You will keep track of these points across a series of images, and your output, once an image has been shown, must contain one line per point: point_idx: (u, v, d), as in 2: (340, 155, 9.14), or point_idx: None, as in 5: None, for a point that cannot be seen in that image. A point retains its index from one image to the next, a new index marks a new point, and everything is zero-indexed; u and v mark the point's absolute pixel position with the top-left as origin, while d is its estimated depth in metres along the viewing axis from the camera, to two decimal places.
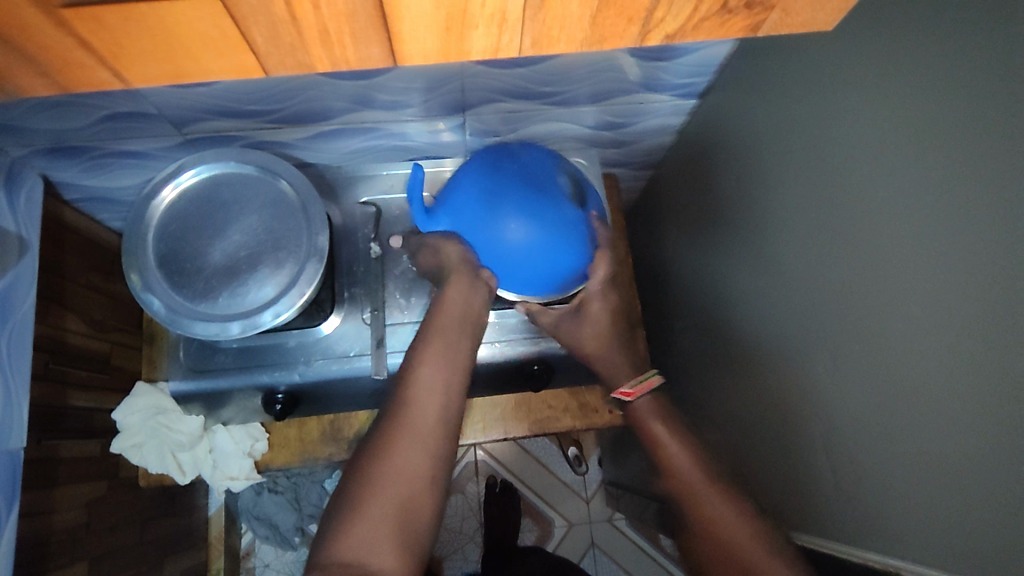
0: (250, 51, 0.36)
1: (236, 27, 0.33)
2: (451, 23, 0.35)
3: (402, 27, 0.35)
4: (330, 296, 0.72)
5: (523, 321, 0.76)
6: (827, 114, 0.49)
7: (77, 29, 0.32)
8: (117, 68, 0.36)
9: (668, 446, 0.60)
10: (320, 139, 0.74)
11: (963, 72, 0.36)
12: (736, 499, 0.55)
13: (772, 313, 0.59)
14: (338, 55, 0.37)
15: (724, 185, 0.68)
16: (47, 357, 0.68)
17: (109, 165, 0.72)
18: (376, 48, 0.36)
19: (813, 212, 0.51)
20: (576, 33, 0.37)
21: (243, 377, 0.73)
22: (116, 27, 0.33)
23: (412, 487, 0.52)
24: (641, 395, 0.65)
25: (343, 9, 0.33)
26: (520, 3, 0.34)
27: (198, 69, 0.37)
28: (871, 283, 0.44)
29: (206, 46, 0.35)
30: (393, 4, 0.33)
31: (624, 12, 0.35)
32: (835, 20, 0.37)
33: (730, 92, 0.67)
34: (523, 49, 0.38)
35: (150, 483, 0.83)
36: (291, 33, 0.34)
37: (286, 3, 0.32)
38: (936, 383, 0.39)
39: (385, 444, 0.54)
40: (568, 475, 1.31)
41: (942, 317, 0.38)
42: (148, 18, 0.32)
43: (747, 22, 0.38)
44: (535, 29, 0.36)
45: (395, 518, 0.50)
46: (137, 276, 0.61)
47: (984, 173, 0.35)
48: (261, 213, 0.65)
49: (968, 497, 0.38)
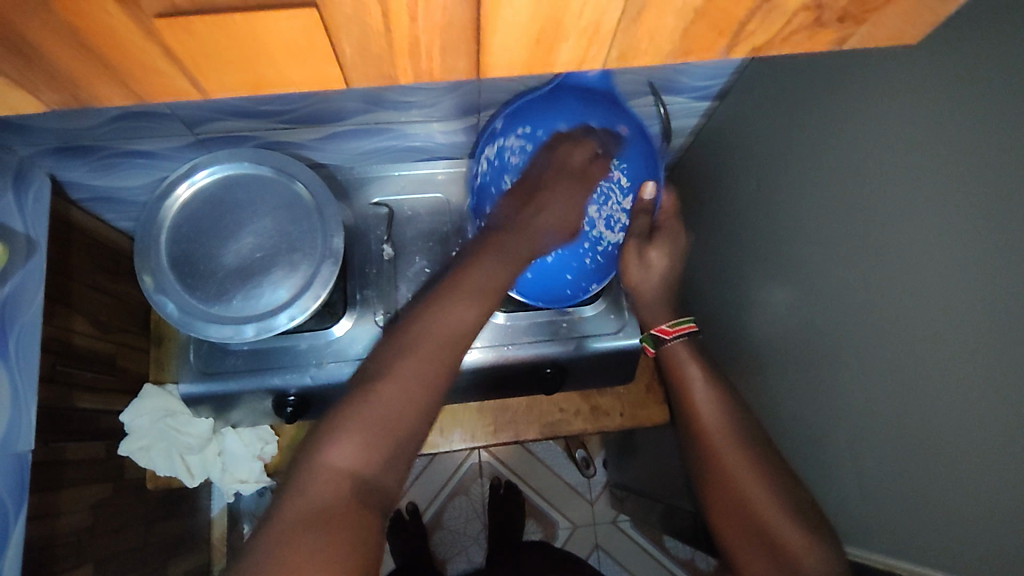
0: (335, 62, 0.32)
1: (328, 38, 0.30)
2: (543, 36, 0.31)
3: (493, 40, 0.31)
4: (341, 297, 0.74)
5: (534, 324, 0.76)
6: (859, 120, 0.49)
7: (165, 39, 0.29)
8: (195, 76, 0.32)
9: (698, 397, 0.63)
10: (332, 139, 0.73)
11: (1003, 81, 0.37)
12: (757, 454, 0.59)
13: (799, 316, 0.59)
14: (422, 67, 0.33)
15: (749, 188, 0.68)
16: (53, 360, 0.67)
17: (116, 165, 0.72)
18: (462, 61, 0.32)
19: (844, 217, 0.52)
20: (663, 45, 0.33)
21: (253, 380, 0.72)
22: (203, 38, 0.29)
23: (416, 396, 0.46)
24: (678, 337, 0.66)
25: (440, 21, 0.29)
26: (617, 15, 0.30)
27: (273, 81, 0.33)
28: (906, 289, 0.45)
29: (287, 56, 0.31)
30: (489, 14, 0.29)
31: (717, 25, 0.31)
32: (926, 34, 0.34)
33: (750, 94, 0.67)
34: (608, 61, 0.34)
35: (157, 486, 0.81)
36: (380, 45, 0.30)
37: (383, 12, 0.28)
38: (978, 388, 0.40)
39: (381, 353, 0.48)
40: (573, 477, 1.31)
41: (984, 324, 0.39)
42: (237, 29, 0.28)
43: (835, 36, 0.34)
44: (626, 42, 0.32)
45: (381, 431, 0.44)
46: (150, 278, 0.61)
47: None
48: (275, 215, 0.65)
49: (1010, 501, 0.38)
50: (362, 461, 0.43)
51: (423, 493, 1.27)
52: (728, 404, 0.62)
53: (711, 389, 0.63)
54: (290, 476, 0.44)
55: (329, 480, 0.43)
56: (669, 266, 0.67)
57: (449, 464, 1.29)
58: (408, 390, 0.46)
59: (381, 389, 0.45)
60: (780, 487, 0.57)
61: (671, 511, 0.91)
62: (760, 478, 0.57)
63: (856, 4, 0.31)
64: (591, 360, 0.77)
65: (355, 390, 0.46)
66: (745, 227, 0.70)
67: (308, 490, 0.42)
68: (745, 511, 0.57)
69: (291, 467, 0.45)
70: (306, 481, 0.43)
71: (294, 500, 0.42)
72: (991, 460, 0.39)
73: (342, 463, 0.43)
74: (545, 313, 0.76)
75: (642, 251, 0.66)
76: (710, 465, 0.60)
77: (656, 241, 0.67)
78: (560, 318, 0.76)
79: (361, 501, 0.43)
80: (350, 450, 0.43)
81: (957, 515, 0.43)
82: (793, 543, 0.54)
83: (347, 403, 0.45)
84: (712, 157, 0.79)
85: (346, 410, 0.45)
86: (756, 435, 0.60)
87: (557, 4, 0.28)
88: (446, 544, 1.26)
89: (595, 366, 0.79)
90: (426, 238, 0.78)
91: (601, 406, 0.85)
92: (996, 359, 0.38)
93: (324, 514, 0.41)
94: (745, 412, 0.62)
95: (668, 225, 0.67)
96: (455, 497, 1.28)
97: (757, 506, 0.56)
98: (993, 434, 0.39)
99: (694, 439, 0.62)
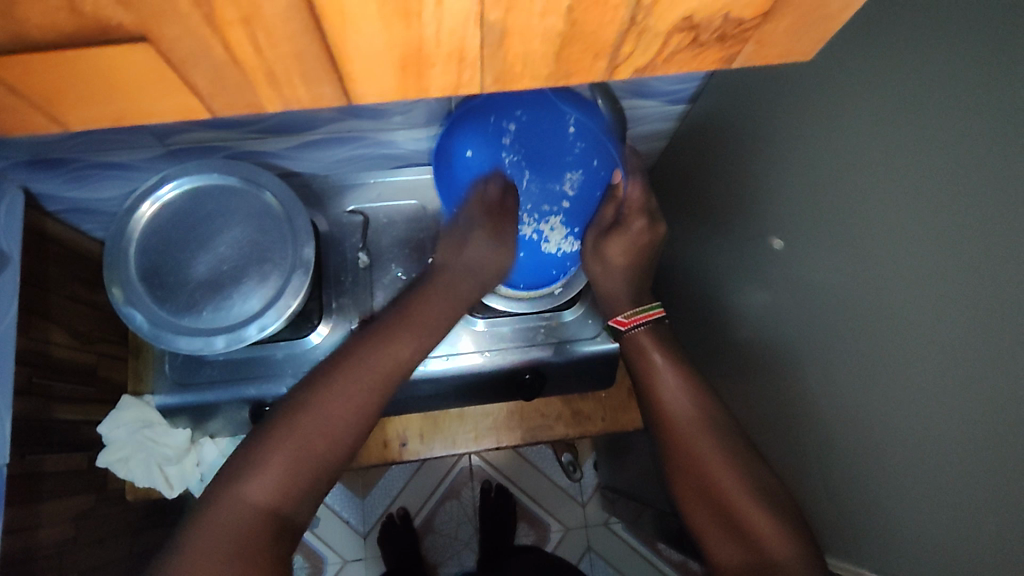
0: (192, 94, 0.31)
1: (175, 71, 0.29)
2: (407, 63, 0.30)
3: (353, 69, 0.30)
4: (318, 306, 0.74)
5: (513, 329, 0.76)
6: (828, 122, 0.48)
7: (5, 77, 0.28)
8: (51, 115, 0.32)
9: (666, 390, 0.63)
10: (307, 148, 0.72)
11: (958, 82, 0.36)
12: (729, 443, 0.58)
13: (773, 320, 0.58)
14: (289, 96, 0.32)
15: (724, 191, 0.68)
16: (30, 372, 0.66)
17: (90, 176, 0.71)
18: (328, 87, 0.32)
19: (815, 222, 0.51)
20: (541, 69, 0.32)
21: (228, 390, 0.72)
22: (44, 75, 0.28)
23: (335, 440, 0.54)
24: (637, 326, 0.68)
25: (289, 51, 0.29)
26: (478, 43, 0.30)
27: (136, 113, 0.32)
28: (871, 294, 0.45)
29: (143, 89, 0.30)
30: (340, 41, 0.28)
31: (589, 48, 0.31)
32: (813, 49, 0.34)
33: (722, 93, 0.66)
34: (485, 87, 0.34)
35: (137, 496, 0.84)
36: (236, 76, 0.30)
37: (224, 45, 0.28)
38: (935, 391, 0.40)
39: (304, 392, 0.56)
40: (564, 481, 1.30)
41: (941, 328, 0.39)
42: (76, 64, 0.28)
43: (719, 55, 0.33)
44: (496, 68, 0.32)
45: (296, 466, 0.52)
46: (119, 290, 0.60)
47: (995, 185, 0.34)
48: (244, 225, 0.64)
49: (966, 500, 0.38)
50: (277, 496, 0.51)
51: (415, 497, 1.27)
52: (703, 395, 0.62)
53: (678, 379, 0.63)
54: (210, 504, 0.51)
55: (247, 511, 0.50)
56: (629, 258, 0.72)
57: (440, 468, 1.29)
58: (326, 432, 0.54)
59: (305, 422, 0.54)
60: (752, 478, 0.55)
61: (660, 514, 0.91)
62: (731, 462, 0.57)
63: (730, 24, 0.31)
64: (572, 363, 0.77)
65: (275, 423, 0.54)
66: (722, 229, 0.70)
67: (226, 517, 0.49)
68: (720, 499, 0.56)
69: (209, 496, 0.51)
70: (224, 510, 0.50)
71: (210, 529, 0.49)
72: (948, 462, 0.39)
73: (258, 496, 0.50)
74: (523, 318, 0.75)
75: (600, 245, 0.72)
76: (682, 454, 0.60)
77: (615, 235, 0.72)
78: (539, 324, 0.76)
79: (276, 530, 0.50)
80: (267, 487, 0.51)
81: (916, 515, 0.43)
82: (761, 527, 0.52)
83: (275, 437, 0.53)
84: (689, 158, 0.78)
85: (274, 441, 0.53)
86: (726, 423, 0.60)
87: (410, 33, 0.28)
88: (437, 548, 1.26)
89: (573, 371, 0.78)
90: (403, 246, 0.78)
91: (583, 410, 0.85)
92: (950, 362, 0.38)
93: (236, 544, 0.48)
94: (717, 401, 0.61)
95: (629, 219, 0.72)
96: (446, 502, 1.28)
97: (730, 492, 0.56)
98: (949, 435, 0.39)
99: (666, 432, 0.62)
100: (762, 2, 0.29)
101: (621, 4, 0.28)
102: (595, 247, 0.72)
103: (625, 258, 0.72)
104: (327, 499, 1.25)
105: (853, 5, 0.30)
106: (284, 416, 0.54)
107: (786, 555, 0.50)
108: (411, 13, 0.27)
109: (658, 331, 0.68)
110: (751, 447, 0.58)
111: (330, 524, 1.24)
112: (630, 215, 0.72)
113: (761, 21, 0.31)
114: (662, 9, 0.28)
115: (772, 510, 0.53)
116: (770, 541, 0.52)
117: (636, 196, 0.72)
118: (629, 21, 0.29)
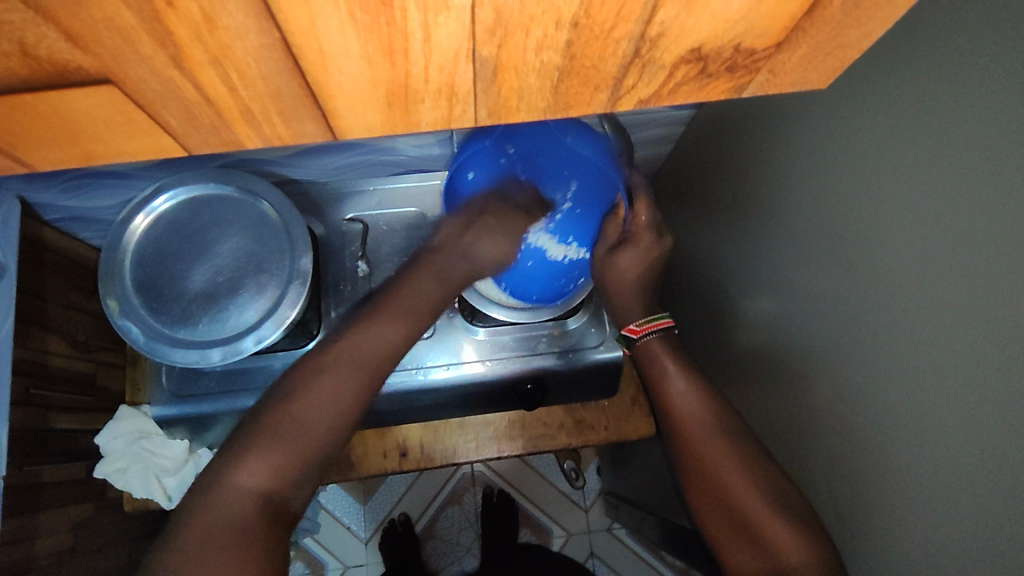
0: (165, 133, 0.30)
1: (145, 112, 0.28)
2: (393, 99, 0.29)
3: (338, 105, 0.29)
4: (315, 316, 0.72)
5: (515, 338, 0.75)
6: (833, 136, 0.47)
7: None
8: (19, 152, 0.31)
9: (675, 393, 0.62)
10: (304, 156, 0.71)
11: (971, 103, 0.35)
12: (743, 447, 0.57)
13: (779, 335, 0.57)
14: (271, 132, 0.32)
15: (728, 203, 0.67)
16: (27, 383, 0.64)
17: (86, 185, 0.70)
18: (312, 124, 0.31)
19: (822, 237, 0.50)
20: (538, 102, 0.31)
21: (224, 402, 0.72)
22: (11, 111, 0.27)
23: (327, 424, 0.52)
24: (649, 335, 0.66)
25: (266, 89, 0.28)
26: (471, 76, 0.28)
27: (108, 150, 0.32)
28: (881, 313, 0.43)
29: (108, 129, 0.29)
30: (322, 79, 0.27)
31: (591, 81, 0.30)
32: (831, 77, 0.33)
33: (726, 103, 0.65)
34: (481, 119, 0.33)
35: (135, 508, 0.81)
36: (209, 114, 0.29)
37: (197, 87, 0.27)
38: (945, 414, 0.39)
39: (311, 371, 0.53)
40: (566, 486, 1.29)
41: (952, 351, 0.38)
42: (38, 104, 0.27)
43: (730, 85, 0.33)
44: (491, 101, 0.31)
45: (292, 449, 0.50)
46: (114, 303, 0.59)
47: (1008, 216, 0.33)
48: (242, 234, 0.64)
49: (975, 525, 0.38)
50: (271, 481, 0.50)
51: (416, 503, 1.26)
52: (712, 402, 0.61)
53: (688, 384, 0.62)
54: (205, 491, 0.49)
55: (241, 500, 0.48)
56: (638, 271, 0.69)
57: (442, 474, 1.28)
58: (317, 420, 0.52)
59: (298, 411, 0.51)
60: (763, 480, 0.55)
61: (663, 521, 0.90)
62: (740, 464, 0.56)
63: (741, 55, 0.30)
64: (577, 373, 0.76)
65: (272, 410, 0.52)
66: (726, 241, 0.68)
67: (225, 501, 0.48)
68: (731, 505, 0.56)
69: (202, 485, 0.50)
70: (218, 499, 0.48)
71: (205, 515, 0.48)
72: (958, 488, 0.39)
73: (251, 484, 0.49)
74: (526, 327, 0.75)
75: (608, 257, 0.69)
76: (690, 457, 0.59)
77: (623, 250, 0.68)
78: (541, 333, 0.75)
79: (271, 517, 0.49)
80: (259, 471, 0.49)
81: (925, 539, 0.42)
82: (774, 533, 0.52)
83: (265, 419, 0.51)
84: (693, 166, 0.77)
85: (261, 428, 0.50)
86: (733, 424, 0.59)
87: (395, 70, 0.27)
88: (439, 554, 1.25)
89: (577, 381, 0.78)
90: (402, 254, 0.77)
91: (586, 419, 0.84)
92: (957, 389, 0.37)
93: (236, 531, 0.47)
94: (730, 406, 0.60)
95: (638, 233, 0.68)
96: (447, 508, 1.27)
97: (744, 497, 0.55)
98: (961, 460, 0.38)
99: (676, 436, 0.61)
100: (776, 33, 0.28)
101: (624, 37, 0.27)
102: (603, 262, 0.69)
103: (634, 270, 0.69)
104: (324, 501, 1.24)
105: (874, 33, 0.29)
106: (267, 410, 0.52)
107: (802, 562, 0.50)
108: (395, 50, 0.26)
109: (670, 339, 0.66)
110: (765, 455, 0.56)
111: (330, 529, 1.24)
112: (638, 231, 0.68)
113: (775, 50, 0.30)
114: (668, 41, 0.27)
115: (785, 516, 0.52)
116: (786, 548, 0.51)
117: (644, 217, 0.68)
118: (634, 53, 0.28)
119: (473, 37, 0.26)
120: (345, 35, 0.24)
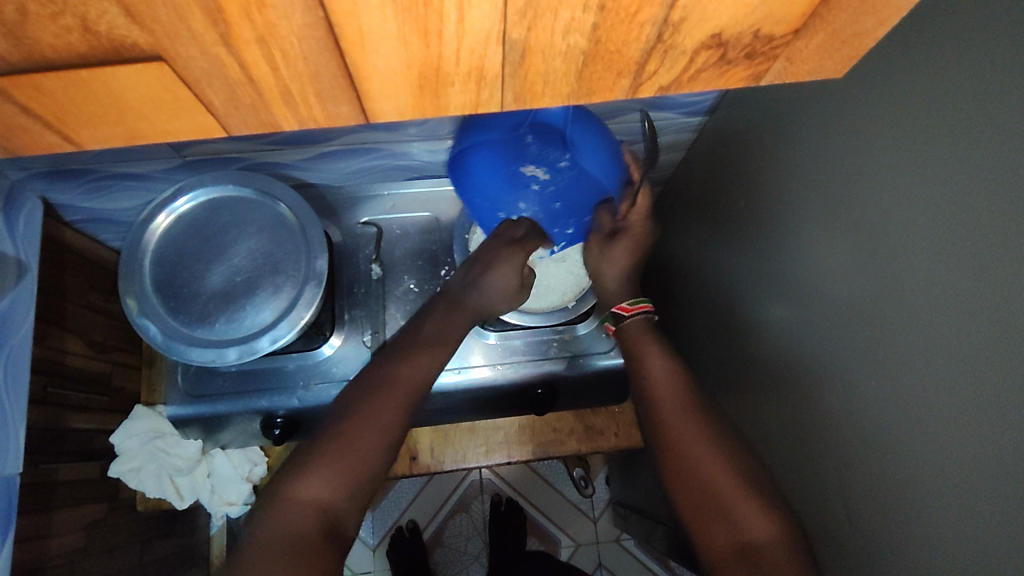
0: (206, 113, 0.31)
1: (189, 91, 0.29)
2: (424, 82, 0.30)
3: (370, 88, 0.30)
4: (330, 319, 0.73)
5: (525, 342, 0.75)
6: (839, 138, 0.48)
7: (14, 95, 0.28)
8: (65, 132, 0.32)
9: (653, 376, 0.60)
10: (320, 160, 0.72)
11: (978, 92, 0.35)
12: (711, 424, 0.55)
13: (785, 338, 0.57)
14: (304, 114, 0.32)
15: (737, 206, 0.67)
16: (45, 381, 0.65)
17: (109, 186, 0.72)
18: (345, 106, 0.32)
19: (828, 236, 0.50)
20: (561, 88, 0.32)
21: (242, 402, 0.73)
22: (57, 92, 0.28)
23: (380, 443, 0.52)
24: (638, 314, 0.66)
25: (305, 71, 0.29)
26: (498, 59, 0.29)
27: (151, 131, 0.33)
28: (884, 311, 0.43)
29: (152, 109, 0.30)
30: (357, 61, 0.28)
31: (613, 66, 0.30)
32: (845, 67, 0.33)
33: (738, 106, 0.66)
34: (504, 105, 0.33)
35: (149, 507, 0.84)
36: (249, 96, 0.30)
37: (239, 66, 0.28)
38: (945, 409, 0.38)
39: (360, 398, 0.54)
40: (575, 495, 1.29)
41: (952, 347, 0.37)
42: (88, 84, 0.28)
43: (747, 73, 0.33)
44: (516, 85, 0.31)
45: (346, 465, 0.50)
46: (134, 301, 0.60)
47: (1010, 203, 0.33)
48: (259, 236, 0.65)
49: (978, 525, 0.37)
50: (327, 497, 0.49)
51: (425, 510, 1.26)
52: (680, 377, 0.59)
53: (664, 363, 0.60)
54: (265, 512, 0.48)
55: (296, 511, 0.47)
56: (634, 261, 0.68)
57: (450, 481, 1.28)
58: (373, 444, 0.52)
59: (352, 430, 0.52)
60: (736, 460, 0.53)
61: (672, 531, 0.89)
62: (716, 449, 0.53)
63: (759, 41, 0.30)
64: (584, 377, 0.77)
65: (332, 429, 0.52)
66: (735, 243, 0.68)
67: (283, 512, 0.47)
68: (699, 479, 0.52)
69: (263, 507, 0.49)
70: (280, 512, 0.48)
71: (267, 531, 0.47)
72: (959, 489, 0.38)
73: (311, 498, 0.48)
74: (537, 331, 0.75)
75: (604, 249, 0.69)
76: (661, 433, 0.56)
77: (617, 241, 0.68)
78: (551, 338, 0.75)
79: (329, 535, 0.47)
80: (318, 484, 0.49)
81: (924, 542, 0.41)
82: (745, 510, 0.50)
83: (321, 443, 0.51)
84: (703, 173, 0.78)
85: (321, 449, 0.51)
86: (706, 406, 0.57)
87: (428, 52, 0.28)
88: (447, 563, 1.24)
89: (587, 385, 0.78)
90: (415, 258, 0.78)
91: (595, 425, 0.84)
92: (963, 381, 0.37)
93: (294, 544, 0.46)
94: (695, 383, 0.59)
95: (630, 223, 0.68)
96: (455, 515, 1.26)
97: (711, 472, 0.52)
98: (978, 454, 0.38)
99: (648, 413, 0.58)
100: (793, 20, 0.29)
101: (648, 22, 0.27)
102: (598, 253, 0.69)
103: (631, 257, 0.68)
104: (362, 533, 1.24)
105: (887, 22, 0.30)
106: (331, 428, 0.52)
107: (768, 537, 0.48)
108: (430, 32, 0.26)
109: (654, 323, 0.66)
110: (730, 431, 0.55)
111: (358, 552, 1.24)
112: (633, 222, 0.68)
113: (792, 37, 0.30)
114: (690, 26, 0.28)
115: (755, 496, 0.50)
116: (754, 525, 0.49)
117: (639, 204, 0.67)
118: (656, 38, 0.29)
119: (505, 18, 0.26)
120: (384, 14, 0.25)
